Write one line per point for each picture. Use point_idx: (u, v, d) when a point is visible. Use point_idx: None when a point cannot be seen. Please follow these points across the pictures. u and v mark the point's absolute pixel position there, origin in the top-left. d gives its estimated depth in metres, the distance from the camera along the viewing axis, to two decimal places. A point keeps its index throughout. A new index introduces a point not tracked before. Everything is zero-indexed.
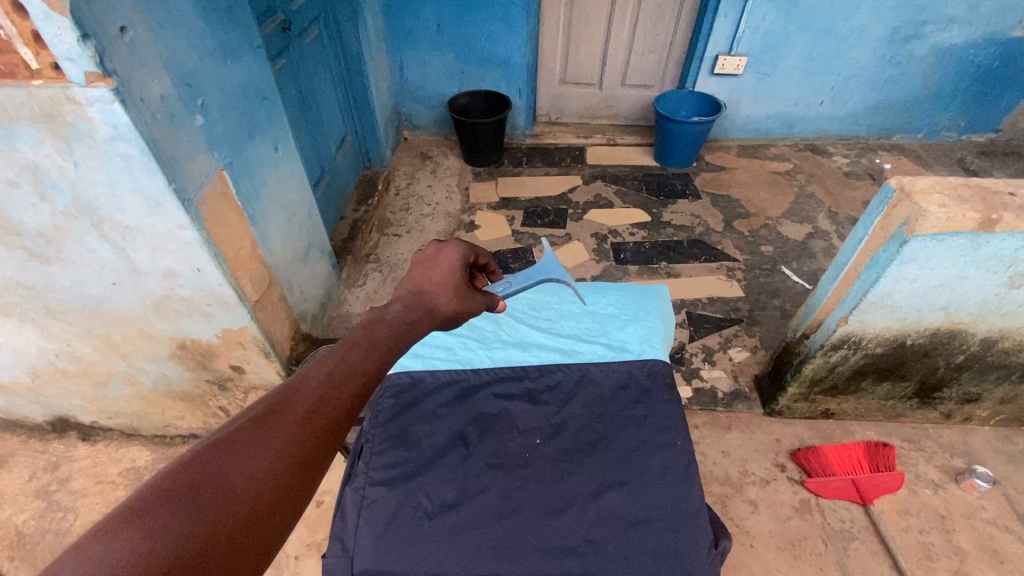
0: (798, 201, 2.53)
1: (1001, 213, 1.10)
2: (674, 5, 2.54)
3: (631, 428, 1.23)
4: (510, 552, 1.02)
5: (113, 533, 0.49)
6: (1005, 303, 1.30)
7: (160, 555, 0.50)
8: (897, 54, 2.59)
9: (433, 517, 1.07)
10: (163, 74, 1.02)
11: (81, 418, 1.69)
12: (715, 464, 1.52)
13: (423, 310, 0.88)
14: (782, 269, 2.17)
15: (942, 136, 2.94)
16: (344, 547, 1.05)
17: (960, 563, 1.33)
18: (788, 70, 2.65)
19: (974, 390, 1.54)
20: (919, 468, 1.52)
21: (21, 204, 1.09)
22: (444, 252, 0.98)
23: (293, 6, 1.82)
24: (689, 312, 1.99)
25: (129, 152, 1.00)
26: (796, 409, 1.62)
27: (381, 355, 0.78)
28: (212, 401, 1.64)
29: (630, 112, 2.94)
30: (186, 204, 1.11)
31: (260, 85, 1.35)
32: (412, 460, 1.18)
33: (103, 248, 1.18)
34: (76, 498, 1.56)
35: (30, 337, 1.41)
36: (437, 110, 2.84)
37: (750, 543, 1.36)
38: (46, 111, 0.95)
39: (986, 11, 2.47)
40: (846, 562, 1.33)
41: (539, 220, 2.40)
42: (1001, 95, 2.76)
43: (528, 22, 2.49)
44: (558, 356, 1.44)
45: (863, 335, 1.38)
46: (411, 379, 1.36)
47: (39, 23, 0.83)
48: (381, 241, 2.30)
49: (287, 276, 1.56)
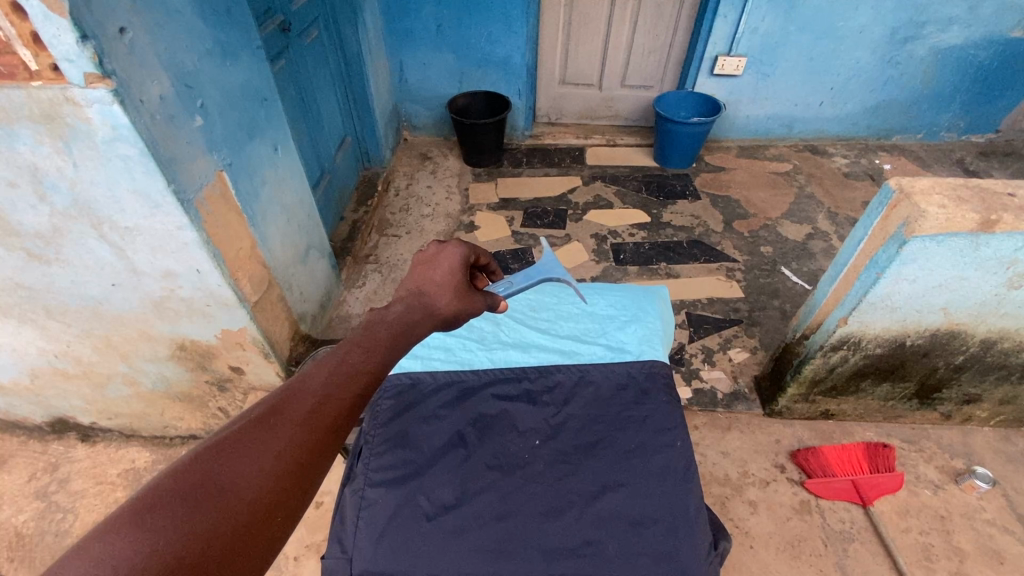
0: (798, 202, 2.53)
1: (1001, 213, 1.10)
2: (674, 6, 2.54)
3: (631, 429, 1.23)
4: (510, 553, 1.02)
5: (114, 534, 0.49)
6: (1004, 303, 1.30)
7: (162, 555, 0.50)
8: (897, 55, 2.60)
9: (433, 518, 1.07)
10: (162, 75, 1.02)
11: (81, 418, 1.69)
12: (715, 465, 1.52)
13: (423, 311, 0.88)
14: (782, 269, 2.17)
15: (941, 136, 2.94)
16: (344, 548, 1.05)
17: (959, 563, 1.33)
18: (787, 71, 2.65)
19: (974, 391, 1.54)
20: (919, 469, 1.52)
21: (20, 205, 1.09)
22: (444, 253, 0.97)
23: (293, 7, 1.82)
24: (689, 313, 1.99)
25: (129, 153, 1.00)
26: (796, 409, 1.62)
27: (382, 356, 0.78)
28: (212, 402, 1.64)
29: (629, 113, 2.95)
30: (185, 204, 1.11)
31: (260, 86, 1.35)
32: (412, 461, 1.18)
33: (102, 249, 1.18)
34: (75, 499, 1.56)
35: (30, 337, 1.41)
36: (438, 110, 2.84)
37: (750, 544, 1.36)
38: (46, 112, 0.95)
39: (986, 11, 2.47)
40: (846, 563, 1.32)
41: (539, 221, 2.40)
42: (1001, 95, 2.76)
43: (528, 23, 2.49)
44: (558, 357, 1.44)
45: (863, 336, 1.38)
46: (411, 380, 1.36)
47: (39, 24, 0.82)
48: (381, 241, 2.30)
49: (286, 277, 1.56)
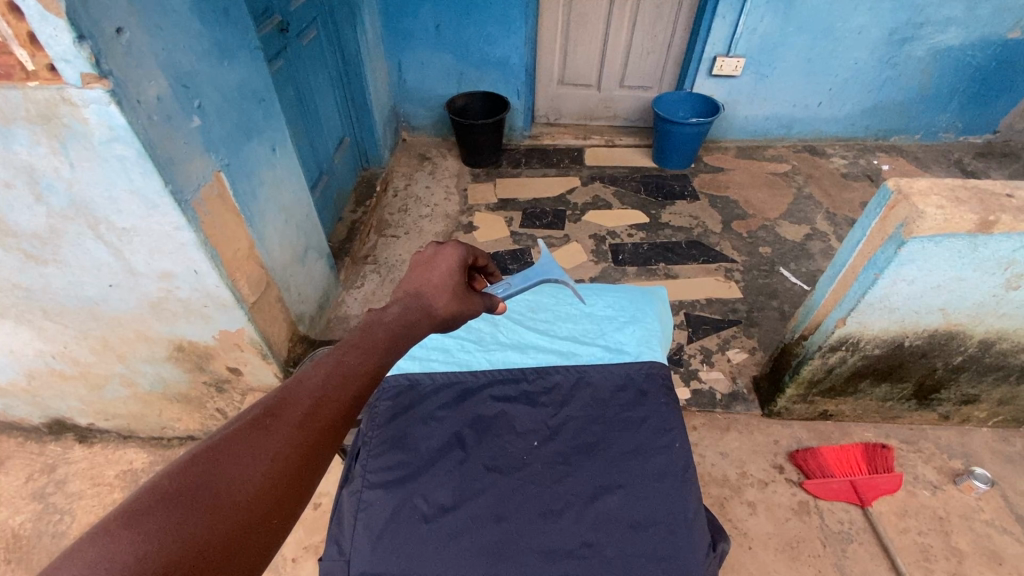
0: (796, 202, 2.53)
1: (999, 214, 1.10)
2: (673, 6, 2.54)
3: (629, 430, 1.23)
4: (508, 555, 1.02)
5: (108, 536, 0.49)
6: (1003, 304, 1.30)
7: (157, 558, 0.49)
8: (895, 55, 2.60)
9: (430, 520, 1.07)
10: (159, 76, 1.01)
11: (78, 420, 1.69)
12: (713, 466, 1.52)
13: (421, 312, 0.88)
14: (780, 270, 2.17)
15: (940, 137, 2.94)
16: (340, 550, 1.04)
17: (957, 564, 1.33)
18: (786, 71, 2.65)
19: (972, 392, 1.54)
20: (918, 470, 1.52)
21: (17, 206, 1.09)
22: (442, 254, 0.97)
23: (292, 7, 1.82)
24: (688, 313, 1.99)
25: (126, 153, 1.00)
26: (795, 410, 1.62)
27: (379, 357, 0.77)
28: (209, 403, 1.63)
29: (628, 113, 2.94)
30: (183, 205, 1.10)
31: (258, 87, 1.35)
32: (410, 463, 1.17)
33: (99, 249, 1.18)
34: (73, 501, 1.56)
35: (27, 338, 1.40)
36: (436, 111, 2.84)
37: (748, 545, 1.36)
38: (42, 112, 0.94)
39: (984, 12, 2.48)
40: (844, 564, 1.32)
41: (537, 221, 2.40)
42: (999, 96, 2.76)
43: (526, 23, 2.48)
44: (556, 358, 1.44)
45: (862, 336, 1.38)
46: (409, 381, 1.35)
47: (35, 24, 0.82)
48: (379, 242, 2.30)
49: (284, 278, 1.56)
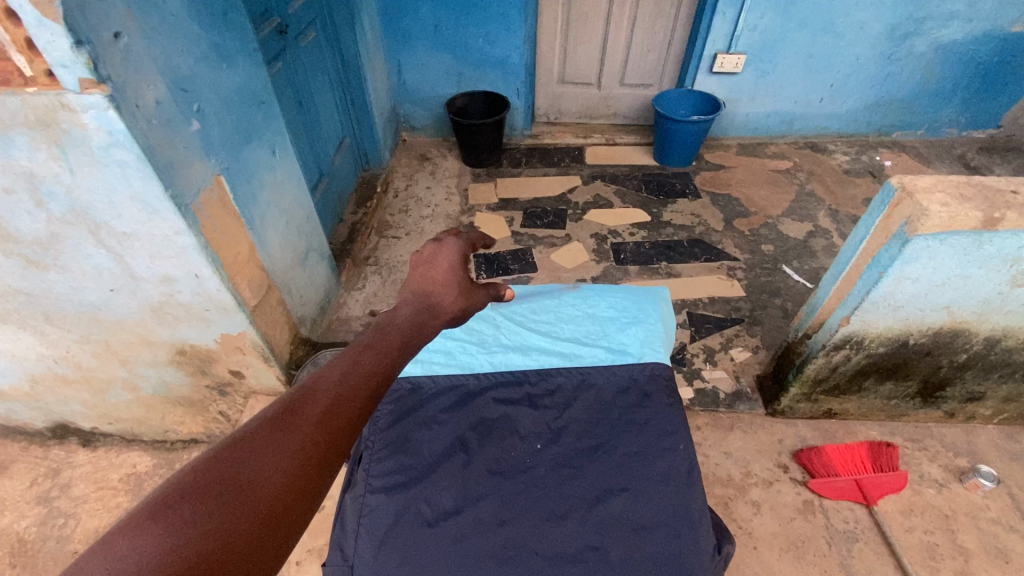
0: (798, 200, 2.52)
1: (1004, 212, 1.09)
2: (673, 3, 2.53)
3: (633, 432, 1.22)
4: (511, 560, 1.01)
5: (138, 530, 0.49)
6: (1008, 302, 1.29)
7: (186, 550, 0.50)
8: (897, 51, 2.58)
9: (433, 524, 1.06)
10: (157, 80, 1.01)
11: (81, 424, 1.69)
12: (718, 465, 1.52)
13: (431, 310, 0.87)
14: (782, 268, 2.16)
15: (942, 132, 2.92)
16: (344, 555, 1.05)
17: (964, 563, 1.32)
18: (787, 68, 2.64)
19: (977, 389, 1.53)
20: (923, 468, 1.51)
21: (17, 212, 1.09)
22: (442, 252, 0.98)
23: (290, 8, 1.82)
24: (690, 313, 1.98)
25: (125, 158, 0.99)
26: (799, 409, 1.61)
27: (393, 357, 0.76)
28: (212, 406, 1.63)
29: (629, 111, 2.94)
30: (182, 209, 1.10)
31: (257, 89, 1.34)
32: (412, 467, 1.17)
33: (99, 255, 1.18)
34: (77, 505, 1.55)
35: (29, 343, 1.40)
36: (436, 111, 2.84)
37: (753, 544, 1.35)
38: (41, 118, 0.94)
39: (986, 6, 2.46)
40: (849, 563, 1.32)
41: (538, 221, 2.39)
42: (1001, 91, 2.74)
43: (526, 21, 2.47)
44: (558, 360, 1.43)
45: (865, 335, 1.38)
46: (411, 385, 1.36)
47: (33, 30, 0.82)
48: (381, 242, 2.30)
49: (285, 280, 1.55)
